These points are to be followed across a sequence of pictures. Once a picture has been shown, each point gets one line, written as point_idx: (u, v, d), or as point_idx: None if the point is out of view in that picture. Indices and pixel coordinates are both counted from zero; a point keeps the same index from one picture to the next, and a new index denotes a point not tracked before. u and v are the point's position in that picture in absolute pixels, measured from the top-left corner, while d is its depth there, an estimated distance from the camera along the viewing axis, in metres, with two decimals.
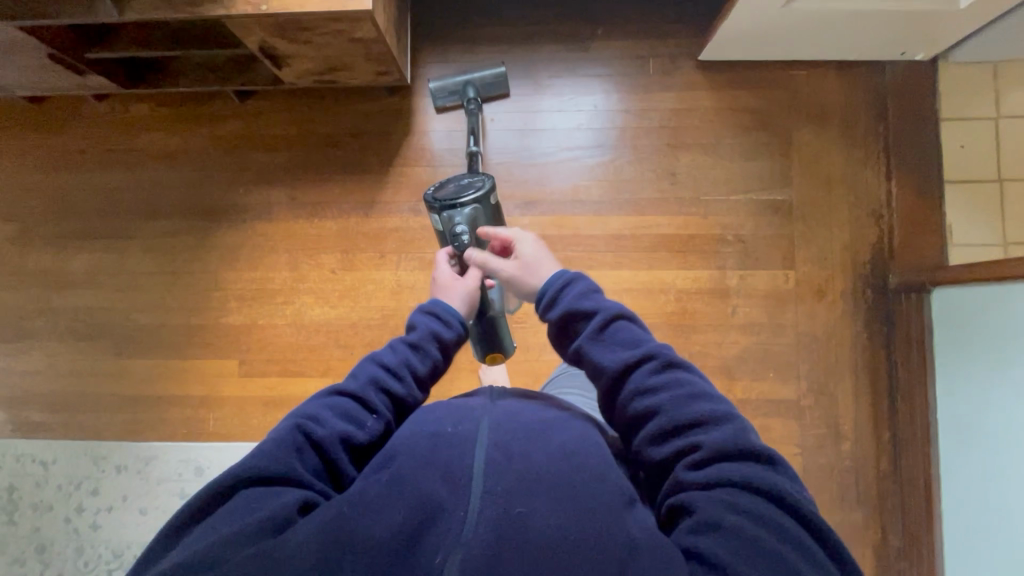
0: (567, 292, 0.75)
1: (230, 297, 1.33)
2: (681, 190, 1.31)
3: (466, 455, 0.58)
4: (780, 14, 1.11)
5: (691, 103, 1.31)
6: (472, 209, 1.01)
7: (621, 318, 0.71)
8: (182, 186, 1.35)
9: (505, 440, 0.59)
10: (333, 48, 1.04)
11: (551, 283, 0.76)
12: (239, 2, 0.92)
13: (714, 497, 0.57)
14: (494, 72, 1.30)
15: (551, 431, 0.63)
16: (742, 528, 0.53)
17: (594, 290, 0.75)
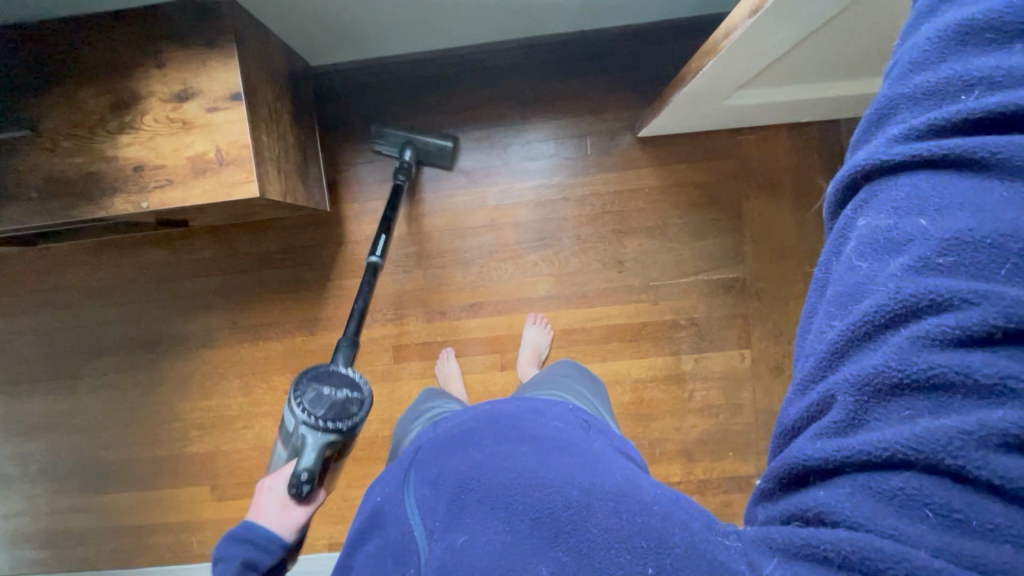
0: None
1: (190, 426, 1.34)
2: (630, 277, 1.26)
3: (405, 505, 0.53)
4: (716, 108, 1.02)
5: (634, 183, 1.24)
6: (333, 444, 0.84)
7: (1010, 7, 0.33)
8: (121, 320, 1.32)
9: (436, 472, 0.54)
10: (234, 211, 0.98)
11: None
12: (117, 200, 0.85)
13: (902, 309, 0.32)
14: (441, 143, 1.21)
15: (474, 440, 0.57)
16: (987, 402, 0.30)
17: None
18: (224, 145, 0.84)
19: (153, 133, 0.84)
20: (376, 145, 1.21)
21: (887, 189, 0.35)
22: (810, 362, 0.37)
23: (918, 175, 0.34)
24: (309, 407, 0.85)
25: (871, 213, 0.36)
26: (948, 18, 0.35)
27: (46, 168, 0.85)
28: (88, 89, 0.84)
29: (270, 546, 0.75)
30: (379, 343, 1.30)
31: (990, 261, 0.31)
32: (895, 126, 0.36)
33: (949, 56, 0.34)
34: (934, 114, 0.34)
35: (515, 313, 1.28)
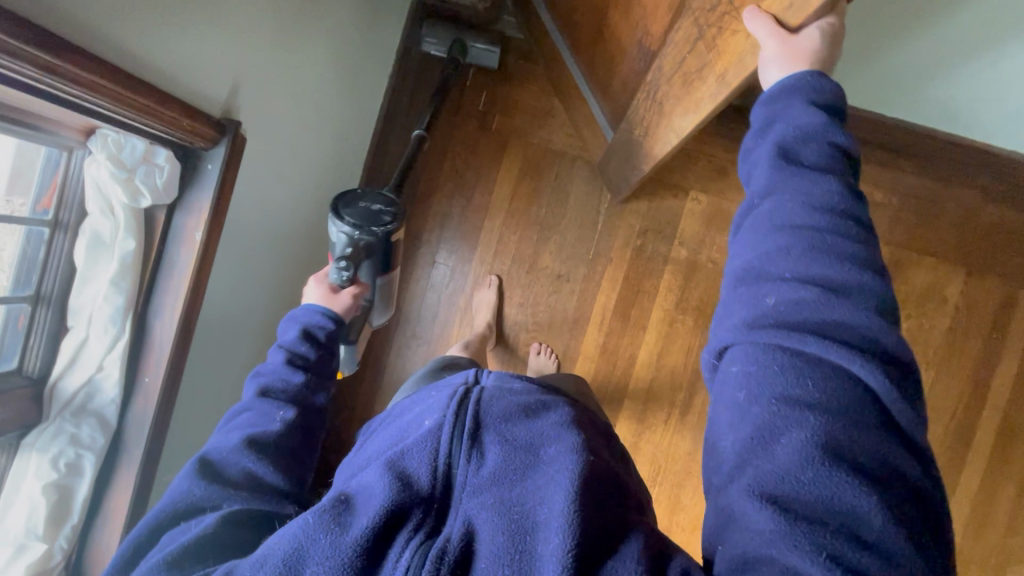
0: (789, 116, 0.52)
1: None
2: (578, 270, 1.30)
3: (449, 437, 0.46)
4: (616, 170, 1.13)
5: (496, 235, 1.31)
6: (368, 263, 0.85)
7: (783, 157, 0.50)
8: None
9: (494, 429, 0.47)
10: None
11: (794, 91, 0.52)
12: None
13: (804, 389, 0.41)
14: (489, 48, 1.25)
15: (535, 417, 0.48)
16: (868, 473, 0.38)
17: (797, 132, 0.50)
18: None
19: None
20: (426, 42, 1.26)
21: (744, 344, 0.45)
22: (735, 425, 0.43)
23: (764, 277, 0.47)
24: (353, 214, 0.83)
25: (758, 305, 0.46)
26: (768, 207, 0.49)
27: None
28: None
29: (329, 319, 0.72)
30: None
31: (854, 414, 0.40)
32: (752, 266, 0.48)
33: (765, 232, 0.48)
34: (772, 317, 0.45)
35: None
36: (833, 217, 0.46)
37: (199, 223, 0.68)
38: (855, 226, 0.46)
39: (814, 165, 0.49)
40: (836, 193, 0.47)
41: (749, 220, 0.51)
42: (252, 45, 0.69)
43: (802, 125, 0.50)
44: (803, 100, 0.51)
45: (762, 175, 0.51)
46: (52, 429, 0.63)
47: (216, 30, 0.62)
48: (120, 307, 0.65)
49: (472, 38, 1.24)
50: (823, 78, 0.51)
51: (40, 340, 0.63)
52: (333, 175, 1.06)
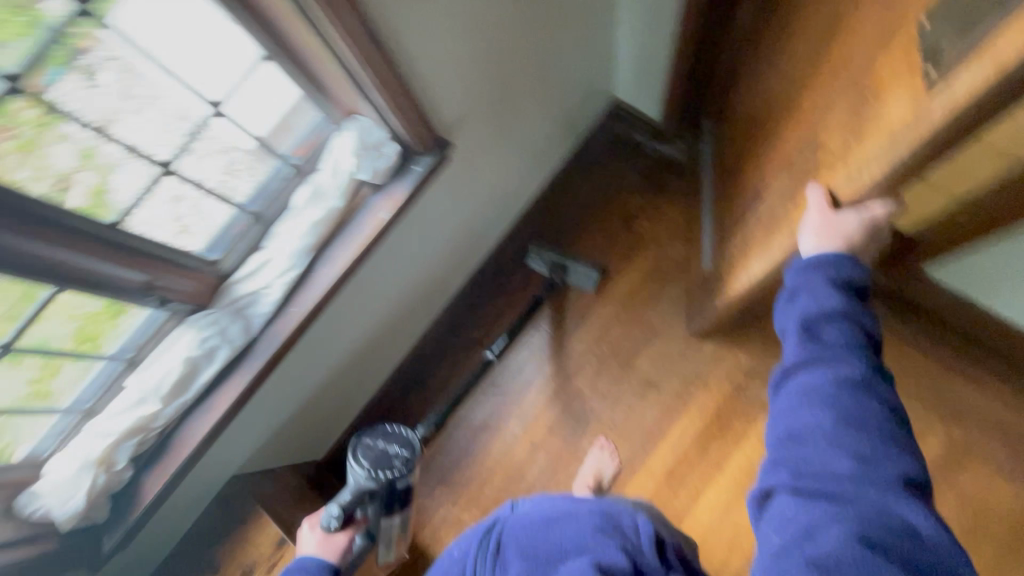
0: (816, 302, 0.59)
1: None
2: (667, 385, 1.28)
3: (477, 555, 0.69)
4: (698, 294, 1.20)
5: (602, 323, 1.35)
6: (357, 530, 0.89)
7: (808, 339, 0.58)
8: None
9: (513, 550, 0.66)
10: None
11: (821, 282, 0.59)
12: None
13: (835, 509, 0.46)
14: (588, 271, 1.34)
15: (564, 521, 0.66)
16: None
17: (822, 316, 0.58)
18: None
19: None
20: (529, 257, 1.36)
21: (784, 486, 0.51)
22: (779, 547, 0.47)
23: (795, 429, 0.53)
24: (370, 465, 0.88)
25: (790, 453, 0.52)
26: (797, 375, 0.57)
27: None
28: None
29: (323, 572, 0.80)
30: None
31: (891, 529, 0.44)
32: (784, 425, 0.55)
33: (797, 393, 0.55)
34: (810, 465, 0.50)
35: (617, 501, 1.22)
36: (857, 382, 0.53)
37: (388, 208, 0.82)
38: (879, 401, 0.52)
39: (840, 348, 0.55)
40: (859, 373, 0.54)
41: (787, 386, 0.58)
42: (475, 89, 0.87)
43: (829, 309, 0.57)
44: (832, 281, 0.58)
45: (797, 351, 0.58)
46: (213, 316, 0.77)
47: (458, 69, 0.80)
48: (304, 247, 0.79)
49: (575, 265, 1.34)
50: (851, 260, 0.58)
51: (241, 248, 0.79)
52: (482, 217, 1.20)
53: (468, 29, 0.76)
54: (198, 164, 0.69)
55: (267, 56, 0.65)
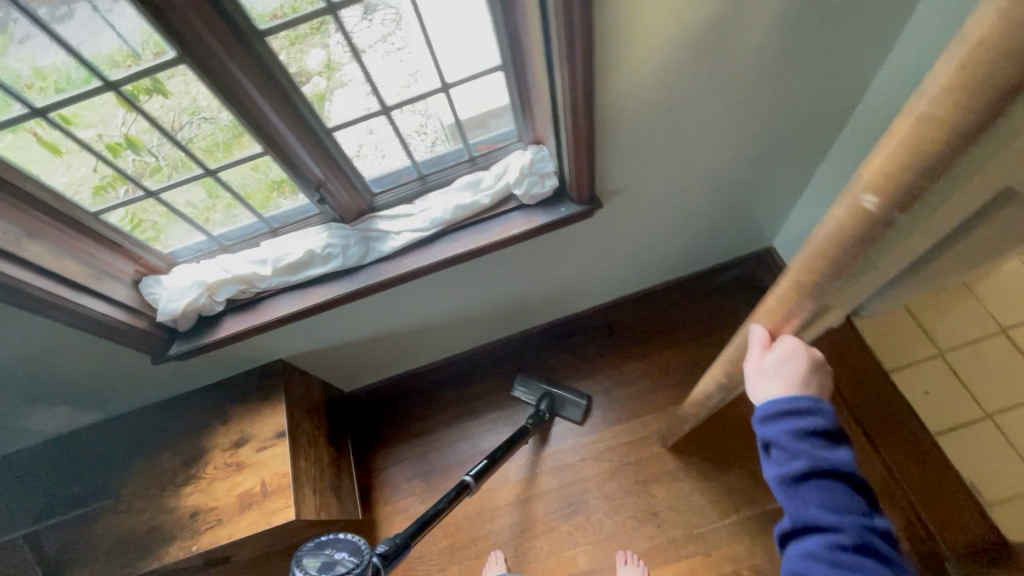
0: (786, 453, 0.53)
1: None
2: (669, 528, 1.20)
3: None
4: None
5: (642, 431, 1.30)
6: None
7: (787, 496, 0.53)
8: None
9: None
10: (270, 538, 1.04)
11: (786, 428, 0.53)
12: (172, 547, 0.95)
13: None
14: (575, 400, 1.33)
15: None
16: None
17: (795, 473, 0.52)
18: (267, 476, 0.98)
19: (212, 479, 0.99)
20: (515, 387, 1.38)
21: None
22: None
23: None
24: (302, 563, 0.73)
25: None
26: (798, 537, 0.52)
27: (117, 531, 0.97)
28: (166, 454, 1.03)
29: None
30: None
31: None
32: None
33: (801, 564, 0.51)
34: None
35: None
36: (851, 553, 0.49)
37: (520, 227, 0.89)
38: (875, 569, 0.48)
39: (824, 520, 0.50)
40: (850, 543, 0.49)
41: (787, 552, 0.53)
42: (645, 163, 0.91)
43: (804, 472, 0.51)
44: (800, 437, 0.52)
45: (786, 512, 0.53)
46: (347, 231, 0.91)
47: (637, 139, 0.86)
48: (440, 219, 0.89)
49: (561, 395, 1.34)
50: (807, 406, 0.52)
51: (396, 193, 0.92)
52: (592, 278, 1.24)
53: (664, 111, 0.82)
54: (407, 121, 0.83)
55: (499, 67, 0.78)
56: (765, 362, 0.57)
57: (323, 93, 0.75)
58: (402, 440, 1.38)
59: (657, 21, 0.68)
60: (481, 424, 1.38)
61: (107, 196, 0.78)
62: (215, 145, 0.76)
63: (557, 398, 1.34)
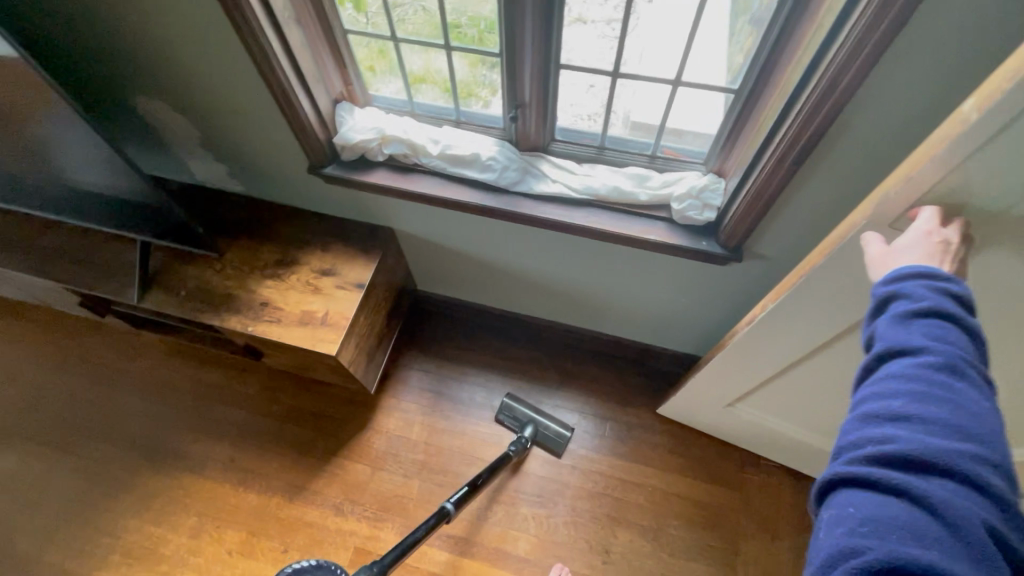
0: (903, 292, 0.50)
1: (118, 549, 1.26)
2: (611, 572, 1.21)
3: None
4: (727, 414, 1.23)
5: (637, 478, 1.31)
6: None
7: (885, 328, 0.49)
8: (140, 418, 1.42)
9: None
10: (302, 359, 1.16)
11: (904, 277, 0.51)
12: (233, 317, 1.09)
13: (884, 503, 0.40)
14: (558, 428, 1.34)
15: None
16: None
17: (908, 308, 0.49)
18: (332, 310, 1.08)
19: (289, 286, 1.12)
20: (499, 412, 1.37)
21: (837, 468, 0.45)
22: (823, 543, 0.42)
23: (866, 418, 0.45)
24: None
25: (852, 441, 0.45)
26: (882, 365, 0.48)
27: (204, 281, 1.13)
28: (268, 247, 1.16)
29: None
30: (347, 536, 1.27)
31: (935, 523, 0.38)
32: (855, 414, 0.47)
33: (875, 383, 0.47)
34: (857, 452, 0.44)
35: (485, 563, 1.23)
36: (940, 376, 0.44)
37: (658, 236, 0.91)
38: (962, 394, 0.43)
39: (915, 342, 0.46)
40: (941, 365, 0.44)
41: (864, 377, 0.49)
42: (806, 252, 0.90)
43: (915, 302, 0.49)
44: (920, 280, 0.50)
45: (874, 343, 0.50)
46: (514, 157, 0.97)
47: (814, 227, 0.85)
48: (596, 190, 0.94)
49: (546, 425, 1.34)
50: (924, 271, 0.51)
51: (571, 148, 0.98)
52: (683, 325, 1.24)
53: None
54: (623, 94, 0.87)
55: (733, 91, 0.80)
56: (883, 252, 0.57)
57: (582, 48, 0.82)
58: (436, 356, 1.48)
59: (911, 132, 0.67)
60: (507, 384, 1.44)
61: (360, 20, 0.88)
62: (467, 28, 0.84)
63: (543, 424, 1.34)
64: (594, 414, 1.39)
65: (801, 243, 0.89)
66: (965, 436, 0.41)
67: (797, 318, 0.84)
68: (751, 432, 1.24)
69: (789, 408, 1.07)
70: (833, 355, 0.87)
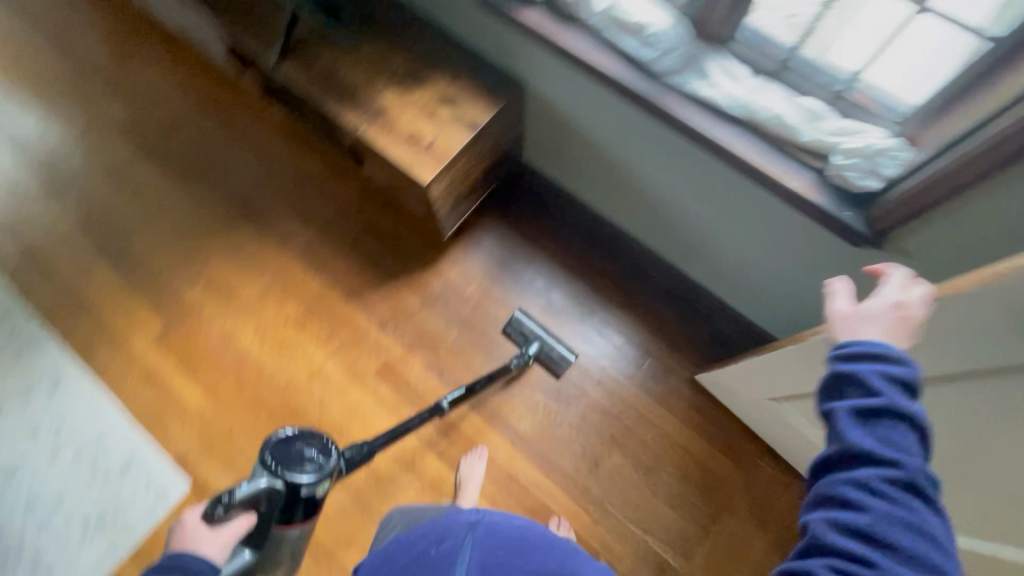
0: (872, 397, 0.53)
1: (204, 278, 1.46)
2: (592, 482, 1.27)
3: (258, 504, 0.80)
4: (764, 407, 1.16)
5: (653, 418, 1.32)
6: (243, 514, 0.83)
7: (851, 428, 0.53)
8: (247, 179, 1.56)
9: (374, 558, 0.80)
10: (395, 179, 1.19)
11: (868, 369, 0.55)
12: (350, 114, 1.11)
13: None
14: (565, 351, 1.35)
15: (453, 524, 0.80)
16: None
17: (874, 411, 0.53)
18: (439, 141, 1.08)
19: (407, 103, 1.11)
20: (506, 326, 1.39)
21: (811, 566, 0.51)
22: None
23: (839, 522, 0.51)
24: (274, 458, 0.86)
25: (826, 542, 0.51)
26: (847, 466, 0.53)
27: (335, 69, 1.14)
28: (401, 58, 1.15)
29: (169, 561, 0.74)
30: (381, 350, 1.39)
31: None
32: (828, 511, 0.53)
33: (845, 484, 0.52)
34: (831, 558, 0.50)
35: (486, 424, 1.32)
36: (899, 493, 0.50)
37: (798, 186, 0.80)
38: (915, 510, 0.50)
39: (881, 460, 0.51)
40: (902, 479, 0.50)
41: (827, 472, 0.54)
42: (960, 268, 0.77)
43: (875, 413, 0.53)
44: (875, 376, 0.54)
45: (836, 440, 0.54)
46: (684, 40, 0.86)
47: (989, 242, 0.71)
48: (753, 110, 0.82)
49: (551, 346, 1.36)
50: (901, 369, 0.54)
51: (752, 52, 0.85)
52: (773, 297, 1.14)
53: None
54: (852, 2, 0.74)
55: (992, 40, 0.65)
56: (851, 309, 0.64)
57: None
58: (513, 229, 1.47)
59: None
60: (568, 283, 1.43)
61: None
62: None
63: (551, 344, 1.36)
64: (639, 344, 1.38)
65: (963, 255, 0.75)
66: (924, 545, 0.49)
67: (939, 340, 0.73)
68: (778, 429, 1.18)
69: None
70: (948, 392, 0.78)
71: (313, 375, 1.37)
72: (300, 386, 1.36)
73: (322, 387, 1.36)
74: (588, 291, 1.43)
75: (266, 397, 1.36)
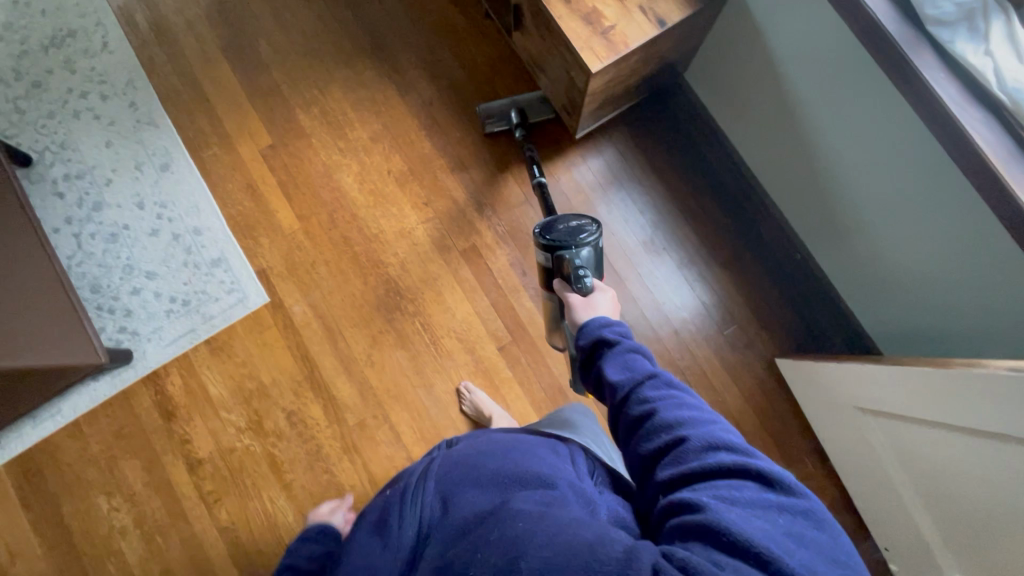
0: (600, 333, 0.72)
1: (319, 105, 1.43)
2: None
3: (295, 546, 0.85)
4: (846, 413, 1.10)
5: (717, 382, 1.30)
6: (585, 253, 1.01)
7: (603, 348, 0.70)
8: (383, 12, 1.46)
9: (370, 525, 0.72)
10: (551, 58, 1.10)
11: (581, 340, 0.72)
12: None
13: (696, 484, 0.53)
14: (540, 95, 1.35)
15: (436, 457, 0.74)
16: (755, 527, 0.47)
17: (606, 332, 0.71)
18: (618, 29, 0.96)
19: None
20: (488, 125, 1.36)
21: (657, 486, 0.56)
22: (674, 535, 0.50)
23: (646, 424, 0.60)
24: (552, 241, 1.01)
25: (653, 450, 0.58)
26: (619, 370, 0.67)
27: None
28: None
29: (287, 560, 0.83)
30: (472, 231, 1.37)
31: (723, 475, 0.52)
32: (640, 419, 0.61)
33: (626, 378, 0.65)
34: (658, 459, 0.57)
35: (553, 334, 1.33)
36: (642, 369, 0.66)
37: None
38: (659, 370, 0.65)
39: (624, 378, 0.65)
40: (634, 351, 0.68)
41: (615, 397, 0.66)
42: None
43: (615, 351, 0.69)
44: (584, 340, 0.72)
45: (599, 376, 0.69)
46: None
47: None
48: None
49: (528, 99, 1.36)
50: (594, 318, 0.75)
51: None
52: (904, 309, 1.05)
53: None
54: None
55: None
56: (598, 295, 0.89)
57: None
58: (641, 149, 1.37)
59: None
60: (678, 223, 1.35)
61: None
62: None
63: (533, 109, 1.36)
64: (729, 308, 1.32)
65: None
66: (689, 413, 0.59)
67: None
68: (838, 436, 1.15)
69: (910, 452, 0.94)
70: (1011, 453, 0.73)
71: (402, 235, 1.37)
72: (387, 241, 1.37)
73: (406, 248, 1.36)
74: (695, 238, 1.34)
75: (352, 240, 1.37)
